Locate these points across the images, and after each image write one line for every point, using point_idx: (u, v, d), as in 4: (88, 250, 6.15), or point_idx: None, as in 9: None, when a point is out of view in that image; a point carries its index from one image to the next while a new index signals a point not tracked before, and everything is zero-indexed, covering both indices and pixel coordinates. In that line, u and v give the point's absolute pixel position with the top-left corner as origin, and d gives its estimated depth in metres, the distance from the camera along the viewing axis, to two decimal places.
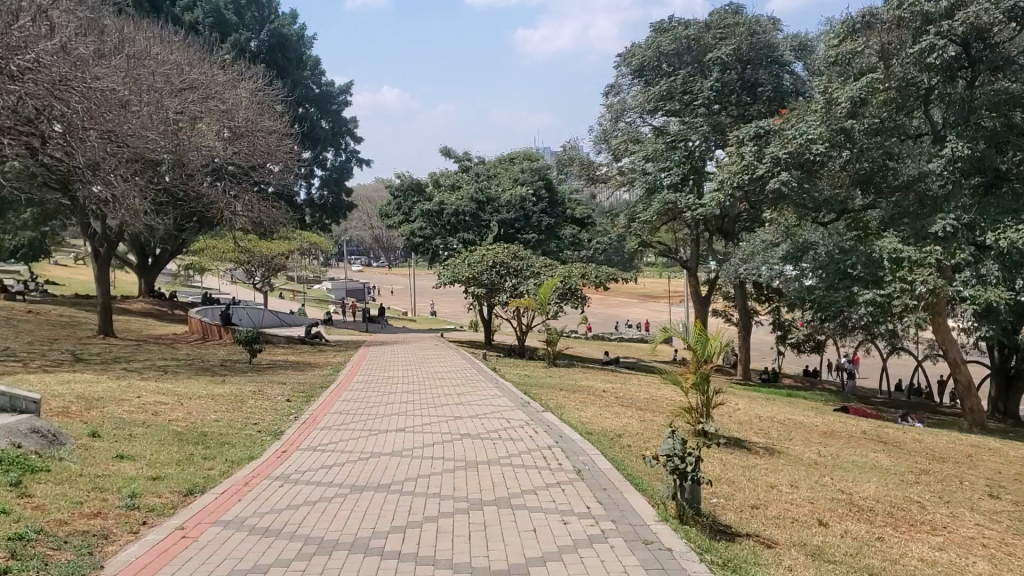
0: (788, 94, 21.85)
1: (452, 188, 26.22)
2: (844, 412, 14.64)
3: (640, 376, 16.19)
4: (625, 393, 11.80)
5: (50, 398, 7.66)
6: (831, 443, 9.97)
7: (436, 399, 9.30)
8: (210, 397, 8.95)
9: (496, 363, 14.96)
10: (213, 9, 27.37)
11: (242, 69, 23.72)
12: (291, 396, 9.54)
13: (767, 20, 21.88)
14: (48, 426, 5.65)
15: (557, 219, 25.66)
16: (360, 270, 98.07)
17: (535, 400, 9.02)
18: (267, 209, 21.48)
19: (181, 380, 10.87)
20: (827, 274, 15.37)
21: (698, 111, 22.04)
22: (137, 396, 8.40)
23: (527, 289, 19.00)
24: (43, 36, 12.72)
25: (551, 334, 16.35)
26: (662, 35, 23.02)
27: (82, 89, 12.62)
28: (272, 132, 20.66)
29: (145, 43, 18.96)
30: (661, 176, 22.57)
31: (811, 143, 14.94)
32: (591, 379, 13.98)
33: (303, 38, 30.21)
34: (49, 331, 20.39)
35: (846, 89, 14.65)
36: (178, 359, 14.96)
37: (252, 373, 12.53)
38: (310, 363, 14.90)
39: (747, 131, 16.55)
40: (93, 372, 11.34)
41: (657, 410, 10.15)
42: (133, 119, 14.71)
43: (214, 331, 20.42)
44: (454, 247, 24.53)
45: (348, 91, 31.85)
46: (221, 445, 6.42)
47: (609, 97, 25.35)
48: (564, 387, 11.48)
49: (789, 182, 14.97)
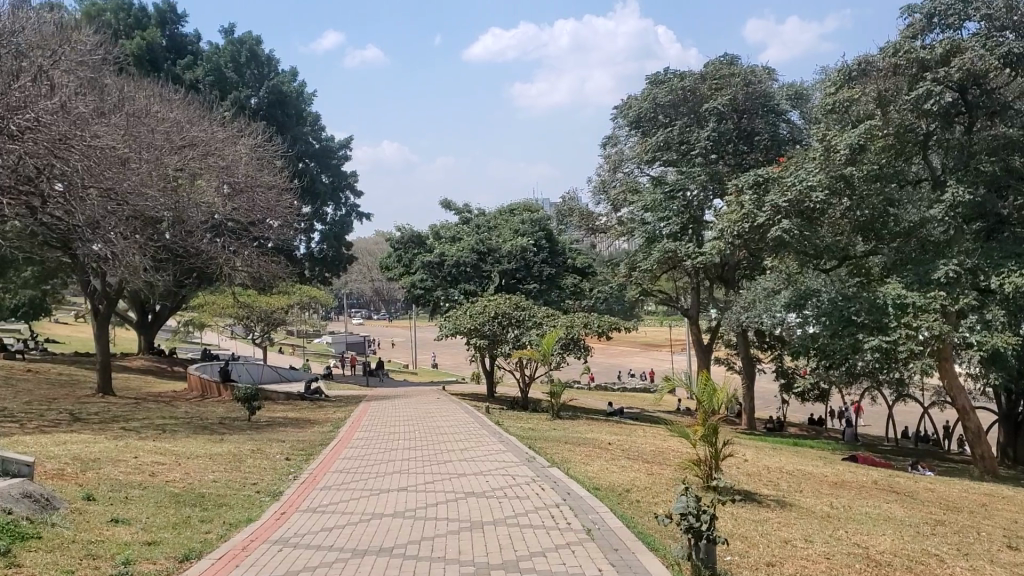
0: (785, 142, 21.98)
1: (453, 240, 26.23)
2: (853, 461, 14.42)
3: (646, 428, 15.98)
4: (631, 445, 11.63)
5: (45, 461, 7.50)
6: (842, 494, 9.77)
7: (439, 456, 9.12)
8: (208, 456, 8.78)
9: (499, 417, 14.79)
10: (214, 68, 27.78)
11: (242, 126, 23.89)
12: (291, 455, 9.35)
13: (762, 70, 22.10)
14: (41, 490, 5.50)
15: (557, 269, 25.62)
16: (361, 324, 97.93)
17: (539, 455, 8.84)
18: (267, 264, 21.45)
19: (180, 439, 10.70)
20: (831, 321, 15.21)
21: (696, 161, 22.14)
22: (134, 456, 8.23)
23: (529, 340, 18.88)
24: (43, 95, 12.76)
25: (554, 386, 16.18)
26: (658, 86, 23.23)
27: (82, 148, 12.64)
28: (272, 188, 20.72)
29: (146, 101, 19.09)
30: (660, 226, 22.58)
31: (811, 190, 14.85)
32: (597, 431, 13.79)
33: (302, 95, 30.49)
34: (48, 390, 20.20)
35: (844, 136, 14.67)
36: (177, 417, 14.77)
37: (251, 430, 12.35)
38: (310, 419, 14.71)
39: (746, 179, 16.53)
40: (91, 432, 11.18)
41: (664, 463, 9.97)
42: (132, 177, 14.73)
43: (214, 387, 20.24)
44: (455, 299, 24.45)
45: (347, 146, 32.06)
46: (218, 507, 6.25)
47: (607, 148, 25.50)
48: (569, 440, 11.31)
49: (790, 230, 14.92)
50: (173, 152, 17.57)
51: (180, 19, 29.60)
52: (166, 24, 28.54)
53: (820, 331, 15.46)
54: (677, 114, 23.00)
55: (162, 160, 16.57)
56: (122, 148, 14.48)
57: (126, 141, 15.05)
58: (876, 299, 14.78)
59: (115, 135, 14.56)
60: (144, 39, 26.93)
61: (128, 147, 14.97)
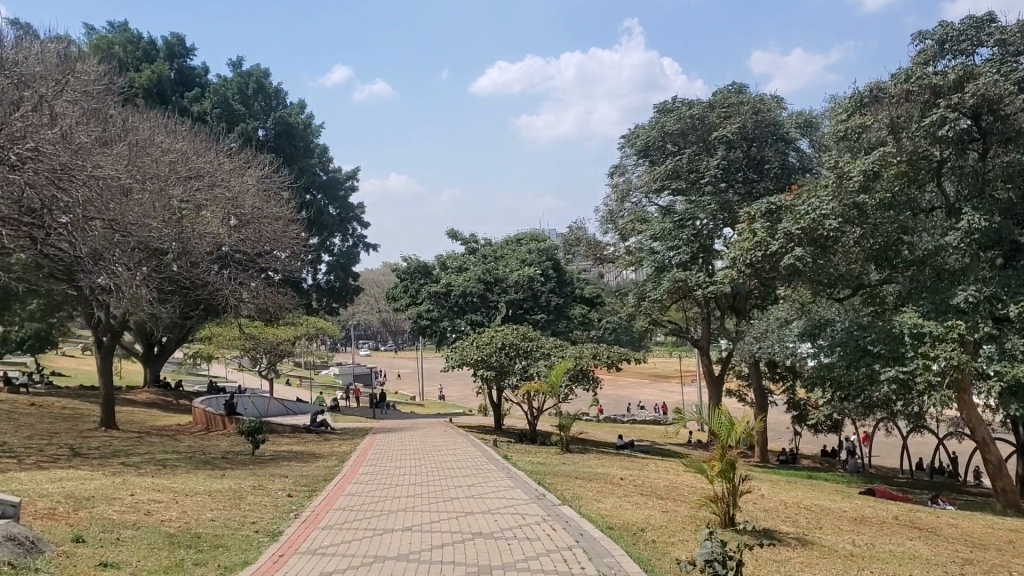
0: (794, 170, 21.80)
1: (459, 270, 26.04)
2: (871, 495, 14.05)
3: (658, 461, 15.62)
4: (643, 480, 11.31)
5: (37, 499, 7.23)
6: (864, 531, 9.43)
7: (445, 492, 8.84)
8: (207, 493, 8.49)
9: (508, 450, 14.49)
10: (221, 100, 27.78)
11: (249, 157, 23.84)
12: (293, 491, 9.07)
13: (771, 99, 21.98)
14: (26, 532, 5.23)
15: (566, 299, 25.37)
16: (369, 355, 97.67)
17: (550, 491, 8.54)
18: (273, 295, 21.26)
19: (181, 474, 10.44)
20: (847, 351, 14.94)
21: (705, 189, 21.96)
22: (130, 494, 7.96)
23: (538, 371, 18.60)
24: (43, 124, 12.62)
25: (563, 419, 15.86)
26: (666, 115, 23.15)
27: (83, 179, 12.48)
28: (278, 219, 20.59)
29: (152, 132, 19.03)
30: (670, 255, 22.32)
31: (824, 218, 14.68)
32: (608, 465, 13.47)
33: (309, 126, 30.50)
34: (50, 424, 19.94)
35: (858, 164, 14.47)
36: (178, 451, 14.49)
37: (254, 465, 12.08)
38: (314, 453, 14.41)
39: (758, 207, 16.32)
40: (90, 468, 10.92)
41: (678, 499, 9.64)
42: (135, 208, 14.58)
43: (218, 421, 19.95)
44: (462, 330, 24.22)
45: (354, 177, 32.02)
46: (214, 548, 5.98)
47: (615, 177, 25.38)
48: (579, 475, 10.99)
49: (804, 258, 14.68)
50: (178, 183, 17.45)
51: (188, 52, 29.71)
52: (174, 56, 28.64)
53: (835, 362, 15.15)
54: (686, 142, 22.86)
55: (167, 191, 16.45)
56: (125, 178, 14.34)
57: (129, 171, 14.92)
58: (892, 328, 14.48)
59: (117, 165, 14.43)
60: (153, 72, 27.00)
61: (131, 177, 14.84)
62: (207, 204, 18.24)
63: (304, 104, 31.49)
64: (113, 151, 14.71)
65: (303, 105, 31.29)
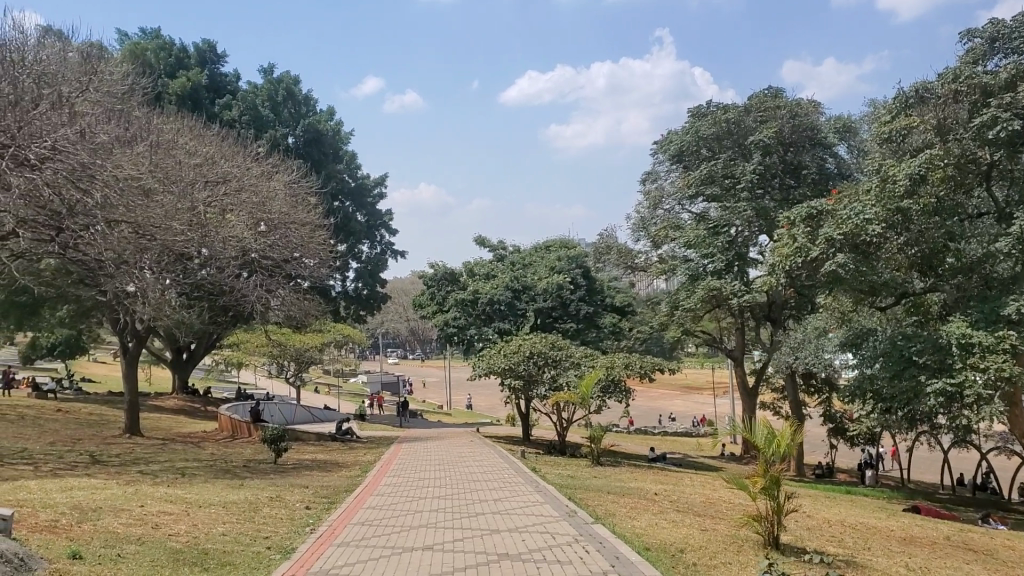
0: (833, 177, 21.21)
1: (487, 277, 25.66)
2: (916, 513, 13.44)
3: (693, 475, 15.07)
4: (678, 495, 10.79)
5: (40, 510, 6.85)
6: (915, 553, 8.87)
7: (470, 507, 8.39)
8: (222, 504, 8.10)
9: (537, 463, 14.03)
10: (250, 106, 27.64)
11: (276, 162, 23.65)
12: (311, 504, 8.64)
13: (808, 103, 21.44)
14: (15, 547, 4.81)
15: (596, 307, 24.79)
16: (397, 363, 97.62)
17: (582, 507, 8.06)
18: (300, 302, 20.94)
19: (197, 483, 10.07)
20: (890, 362, 14.27)
21: (740, 196, 21.43)
22: (140, 505, 7.57)
23: (568, 381, 18.11)
24: (62, 123, 12.35)
25: (594, 431, 15.36)
26: (700, 120, 22.68)
27: (104, 179, 12.23)
28: (304, 224, 20.30)
29: (178, 136, 18.83)
30: (704, 263, 21.96)
31: (868, 223, 14.07)
32: (640, 479, 12.97)
33: (338, 133, 30.35)
34: (74, 430, 19.70)
35: (903, 167, 13.89)
36: (198, 460, 14.13)
37: (274, 475, 11.68)
38: (337, 463, 14.04)
39: (798, 212, 15.81)
40: (106, 476, 10.58)
41: (717, 516, 9.13)
42: (156, 209, 14.32)
43: (243, 429, 19.68)
44: (489, 337, 23.82)
45: (383, 185, 31.80)
46: (221, 566, 5.58)
47: (647, 184, 24.98)
48: (611, 490, 10.48)
49: (847, 265, 14.13)
50: (203, 187, 17.21)
51: (219, 58, 29.64)
52: (205, 62, 28.59)
53: (878, 373, 14.53)
54: (721, 147, 22.33)
55: (191, 194, 16.20)
56: (147, 179, 14.08)
57: (152, 172, 14.67)
58: (939, 338, 13.84)
59: (138, 165, 14.16)
60: (187, 79, 26.95)
61: (153, 179, 14.59)
62: (232, 207, 17.96)
63: (333, 111, 31.35)
64: (135, 152, 14.45)
65: (332, 111, 31.15)
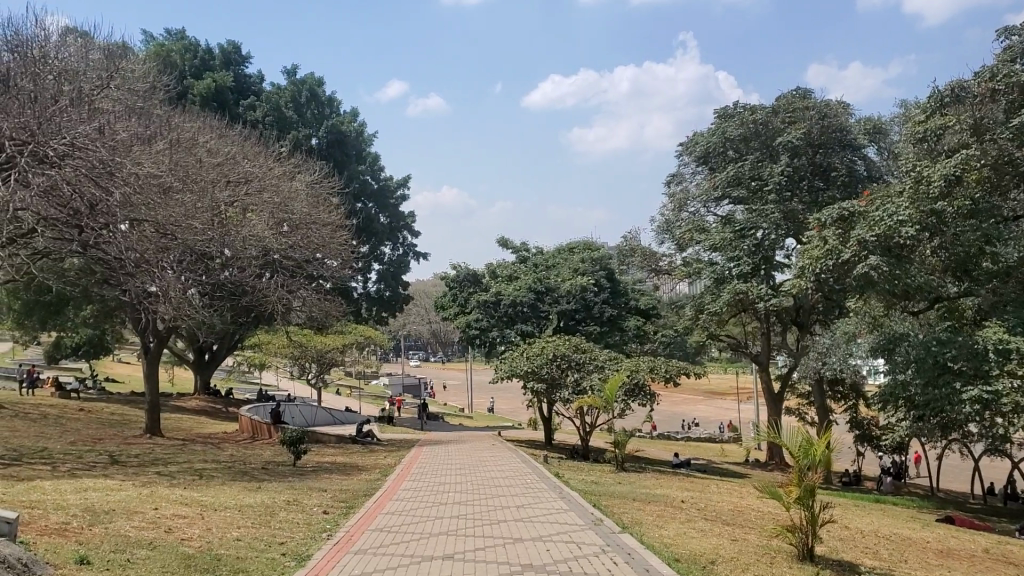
0: (862, 179, 20.82)
1: (510, 279, 25.45)
2: (950, 523, 13.07)
3: (719, 483, 14.75)
4: (706, 503, 10.49)
5: (53, 513, 6.69)
6: (953, 566, 8.53)
7: (492, 513, 8.15)
8: (238, 508, 7.92)
9: (560, 467, 13.78)
10: (274, 107, 27.62)
11: (299, 162, 23.56)
12: (330, 508, 8.43)
13: (837, 104, 21.09)
14: (20, 552, 4.63)
15: (620, 310, 24.42)
16: (419, 365, 97.62)
17: (608, 515, 7.80)
18: (322, 303, 20.79)
19: (214, 486, 9.90)
20: (924, 369, 13.90)
21: (768, 198, 21.11)
22: (155, 508, 7.40)
23: (592, 385, 17.84)
24: (82, 120, 12.25)
25: (618, 436, 15.09)
26: (727, 121, 22.38)
27: (124, 176, 12.12)
28: (327, 224, 20.16)
29: (200, 136, 18.77)
30: (730, 266, 21.65)
31: (901, 225, 13.80)
32: (666, 486, 12.67)
33: (362, 134, 30.28)
34: (96, 430, 19.66)
35: (938, 168, 13.52)
36: (218, 461, 14.00)
37: (294, 478, 11.50)
38: (358, 466, 13.87)
39: (829, 213, 15.51)
40: (123, 477, 10.44)
41: (747, 526, 8.83)
42: (175, 208, 14.24)
43: (263, 430, 19.55)
44: (512, 339, 23.61)
45: (406, 186, 31.68)
46: (234, 574, 5.37)
47: (672, 186, 24.69)
48: (635, 497, 10.20)
49: (878, 267, 13.81)
50: (224, 186, 17.11)
51: (244, 59, 29.65)
52: (230, 63, 28.57)
53: (909, 379, 14.16)
54: (748, 148, 22.01)
55: (211, 193, 16.11)
56: (166, 177, 13.99)
57: (172, 170, 14.58)
58: (975, 344, 13.46)
59: (158, 163, 14.06)
60: (212, 80, 26.96)
61: (173, 177, 14.52)
62: (254, 206, 17.85)
63: (357, 113, 31.28)
64: (155, 149, 14.36)
65: (356, 112, 31.08)
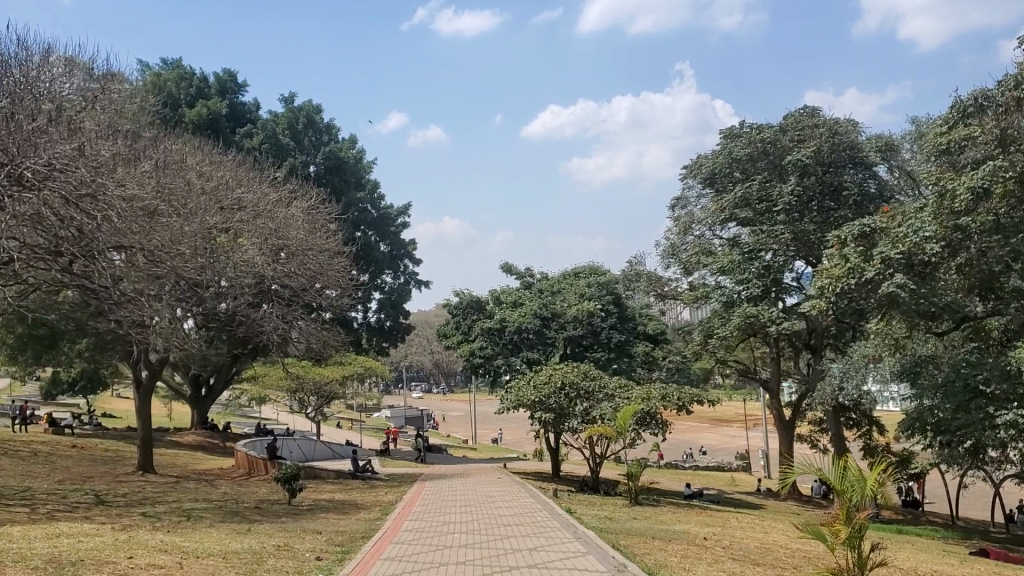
0: (874, 198, 20.17)
1: (514, 305, 24.77)
2: (984, 557, 12.35)
3: (738, 516, 13.99)
4: (731, 540, 9.75)
5: (12, 566, 5.98)
6: None
7: (503, 559, 7.41)
8: (224, 555, 7.21)
9: (571, 502, 13.05)
10: (270, 135, 27.10)
11: (295, 189, 23.02)
12: (323, 554, 7.69)
13: (847, 121, 20.53)
14: None
15: (628, 335, 23.67)
16: (421, 396, 96.73)
17: (631, 560, 7.07)
18: (321, 333, 20.08)
19: (200, 529, 9.18)
20: (953, 393, 13.18)
21: (778, 218, 20.45)
22: (129, 557, 6.70)
23: (601, 415, 17.09)
24: (60, 139, 11.64)
25: (632, 468, 14.35)
26: (734, 140, 21.83)
27: (106, 199, 11.51)
28: (325, 251, 19.51)
29: (192, 161, 18.18)
30: (739, 290, 21.00)
31: (926, 242, 13.15)
32: (684, 521, 11.94)
33: (360, 161, 29.77)
34: (88, 467, 18.94)
35: (962, 180, 12.86)
36: (210, 500, 13.26)
37: (289, 518, 10.77)
38: (357, 504, 13.12)
39: (849, 230, 14.81)
40: (103, 520, 9.70)
41: (779, 567, 8.15)
42: (162, 233, 13.62)
43: (260, 465, 18.82)
44: (517, 367, 22.99)
45: (406, 214, 31.15)
46: None
47: (676, 210, 24.11)
48: (655, 535, 9.44)
49: (905, 286, 13.08)
50: (215, 211, 16.50)
51: (240, 88, 29.17)
52: (225, 92, 28.09)
53: (938, 404, 13.42)
54: (756, 168, 21.46)
55: (201, 218, 15.50)
56: (153, 200, 13.39)
57: (158, 194, 13.98)
58: (1006, 365, 12.71)
59: (143, 186, 13.48)
60: (206, 107, 26.46)
61: (160, 201, 13.90)
62: (246, 232, 17.20)
63: (355, 139, 30.79)
64: (141, 172, 13.73)
65: (354, 140, 30.60)
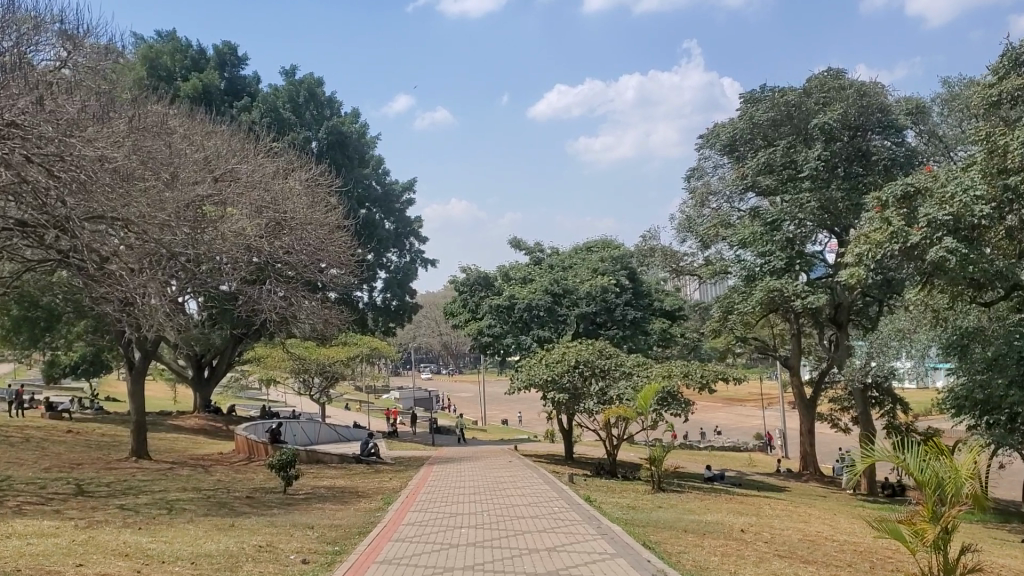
0: (907, 163, 18.93)
1: (524, 282, 23.70)
2: None
3: (771, 502, 12.96)
4: (770, 533, 8.76)
5: None
6: None
7: (518, 561, 6.39)
8: (194, 558, 6.23)
9: (591, 490, 12.06)
10: (270, 108, 25.99)
11: (292, 161, 21.95)
12: (310, 557, 6.67)
13: (876, 83, 19.27)
14: None
15: (643, 312, 22.66)
16: (429, 378, 95.92)
17: (670, 564, 6.04)
18: (324, 313, 19.06)
19: (177, 526, 8.20)
20: (1008, 366, 12.12)
21: (803, 185, 19.37)
22: (78, 565, 5.68)
23: (619, 394, 16.09)
24: (22, 95, 10.68)
25: (655, 452, 13.31)
26: (755, 105, 20.67)
27: (76, 159, 10.58)
28: (324, 226, 18.45)
29: (182, 129, 17.15)
30: (761, 262, 19.85)
31: (976, 202, 12.02)
32: (716, 509, 10.94)
33: (364, 136, 28.79)
34: (79, 454, 18.03)
35: (1015, 135, 11.73)
36: (199, 489, 12.30)
37: (284, 511, 9.80)
38: (357, 492, 12.17)
39: (890, 192, 13.66)
40: (68, 516, 8.69)
41: (837, 566, 7.14)
42: (142, 202, 12.59)
43: (258, 449, 17.98)
44: (527, 346, 21.99)
45: (410, 191, 30.11)
46: None
47: (692, 181, 22.98)
48: (685, 527, 8.47)
49: (956, 250, 11.96)
50: (206, 181, 15.47)
51: (239, 61, 28.09)
52: (224, 65, 27.04)
53: (986, 378, 12.37)
54: (779, 133, 20.32)
55: (189, 188, 14.48)
56: (129, 164, 12.37)
57: (134, 156, 12.95)
58: None
59: (121, 148, 12.52)
60: (200, 79, 25.39)
61: (138, 165, 12.86)
62: (235, 202, 16.11)
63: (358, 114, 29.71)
64: (118, 133, 12.77)
65: (357, 114, 29.49)
